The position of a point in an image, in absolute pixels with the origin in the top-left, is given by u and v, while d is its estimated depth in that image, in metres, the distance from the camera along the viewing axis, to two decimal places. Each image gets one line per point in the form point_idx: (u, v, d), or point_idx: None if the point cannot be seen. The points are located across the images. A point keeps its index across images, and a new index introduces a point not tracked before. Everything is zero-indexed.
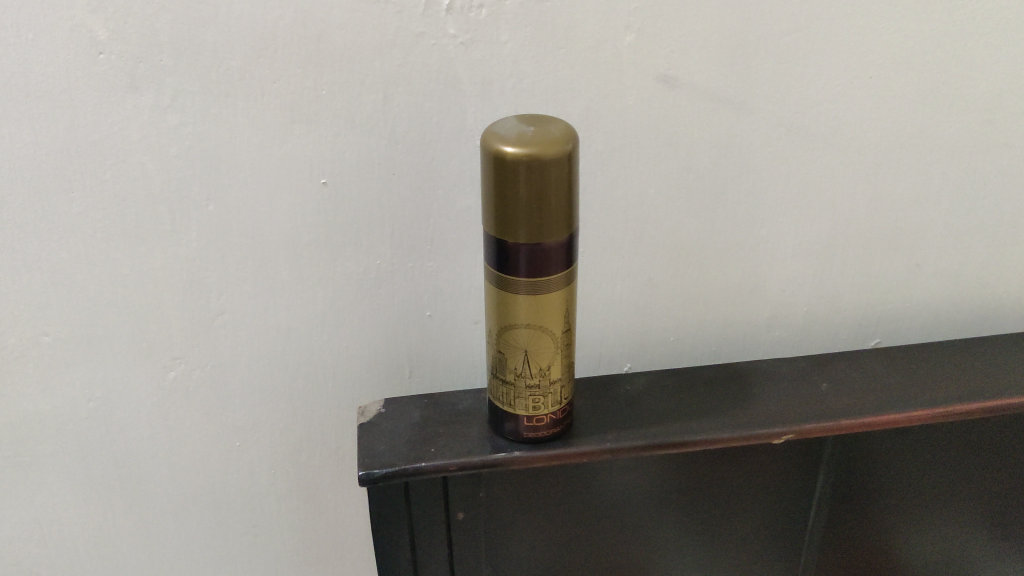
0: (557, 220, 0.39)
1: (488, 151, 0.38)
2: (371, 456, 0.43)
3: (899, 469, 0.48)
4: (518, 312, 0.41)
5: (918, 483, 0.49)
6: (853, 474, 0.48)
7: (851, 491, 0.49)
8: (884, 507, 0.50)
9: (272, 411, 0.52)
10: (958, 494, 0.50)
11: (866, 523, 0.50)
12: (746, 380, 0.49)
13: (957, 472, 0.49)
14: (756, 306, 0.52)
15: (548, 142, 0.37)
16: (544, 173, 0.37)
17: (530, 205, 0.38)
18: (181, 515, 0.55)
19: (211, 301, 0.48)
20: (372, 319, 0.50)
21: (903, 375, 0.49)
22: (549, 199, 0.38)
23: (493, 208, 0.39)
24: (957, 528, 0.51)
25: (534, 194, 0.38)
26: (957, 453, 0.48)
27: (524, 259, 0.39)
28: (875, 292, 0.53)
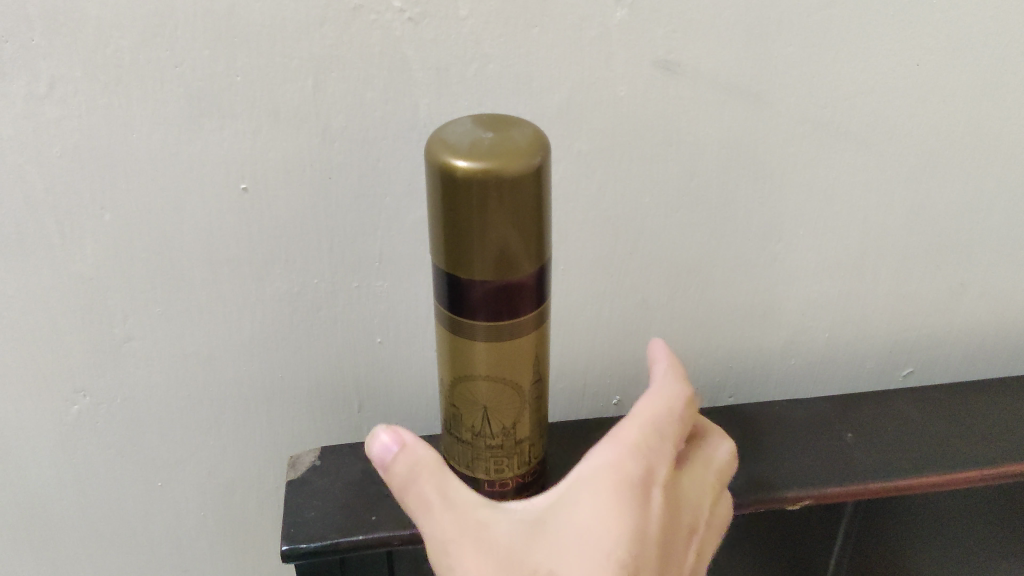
0: (524, 253, 0.30)
1: (433, 163, 0.29)
2: (299, 524, 0.36)
3: (934, 533, 0.41)
4: (476, 361, 0.33)
5: (953, 548, 0.42)
6: (876, 541, 0.41)
7: (876, 555, 0.41)
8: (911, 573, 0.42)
9: (197, 448, 0.44)
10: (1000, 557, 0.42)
11: None
12: (755, 428, 0.41)
13: (1001, 534, 0.41)
14: (769, 331, 0.44)
15: (509, 154, 0.28)
16: (505, 195, 0.28)
17: (487, 235, 0.29)
18: (99, 559, 0.48)
19: (116, 325, 0.40)
20: (311, 346, 0.42)
21: (941, 423, 0.41)
22: (511, 226, 0.29)
23: (443, 235, 0.30)
24: None
25: (493, 221, 0.29)
26: (1003, 515, 0.41)
27: (481, 300, 0.31)
28: (911, 316, 0.45)
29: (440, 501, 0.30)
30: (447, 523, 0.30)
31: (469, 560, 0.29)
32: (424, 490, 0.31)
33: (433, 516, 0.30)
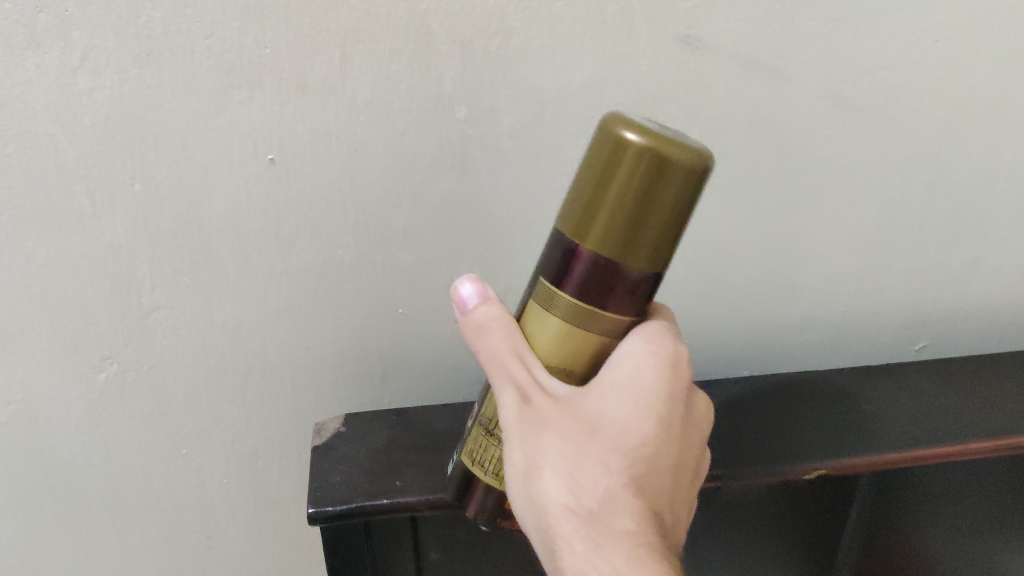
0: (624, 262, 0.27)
1: (607, 128, 0.26)
2: (324, 490, 0.36)
3: (949, 503, 0.42)
4: (552, 348, 0.29)
5: (965, 517, 0.42)
6: (890, 512, 0.41)
7: (891, 527, 0.42)
8: (925, 543, 0.43)
9: (222, 416, 0.45)
10: (1012, 528, 0.43)
11: (906, 559, 0.44)
12: (769, 399, 0.42)
13: (1013, 505, 0.42)
14: (785, 307, 0.45)
15: (679, 143, 0.25)
16: (647, 179, 0.26)
17: (614, 214, 0.26)
18: (124, 526, 0.49)
19: (144, 295, 0.41)
20: (335, 316, 0.42)
21: (954, 395, 0.42)
22: (640, 216, 0.26)
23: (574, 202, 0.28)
24: (1006, 561, 0.45)
25: (627, 202, 0.26)
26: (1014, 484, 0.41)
27: (579, 280, 0.28)
28: (925, 292, 0.45)
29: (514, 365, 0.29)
30: (514, 374, 0.29)
31: (530, 407, 0.29)
32: (496, 347, 0.30)
33: (488, 343, 0.30)
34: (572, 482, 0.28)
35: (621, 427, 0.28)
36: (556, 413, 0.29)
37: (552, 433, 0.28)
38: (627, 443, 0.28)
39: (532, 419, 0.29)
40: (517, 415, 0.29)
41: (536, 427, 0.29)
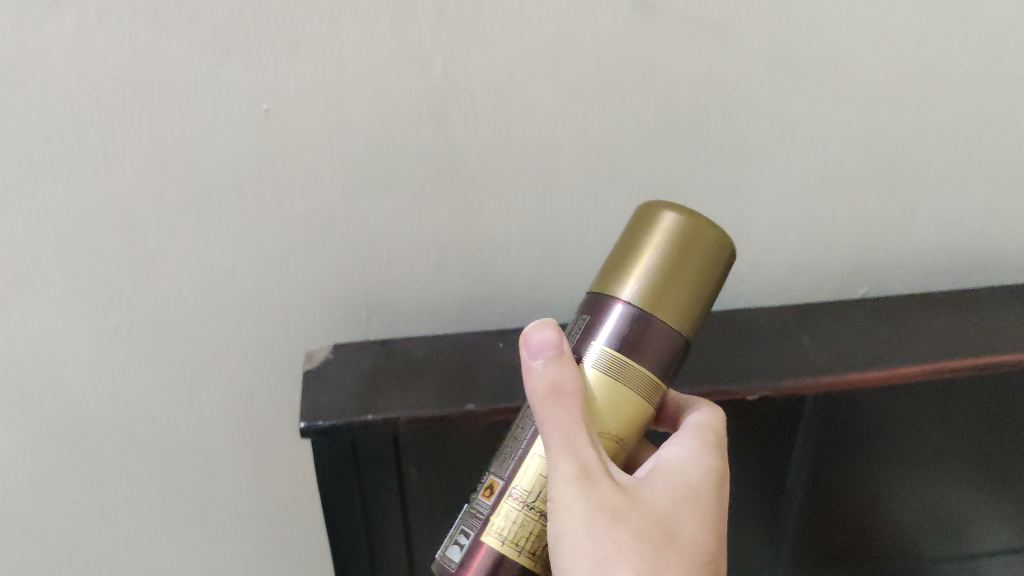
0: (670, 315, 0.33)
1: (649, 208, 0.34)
2: (314, 407, 0.40)
3: (883, 418, 0.46)
4: (600, 408, 0.32)
5: (898, 431, 0.47)
6: (826, 428, 0.46)
7: (831, 441, 0.47)
8: (863, 455, 0.48)
9: (221, 356, 0.49)
10: (941, 439, 0.48)
11: (846, 469, 0.48)
12: (721, 333, 0.46)
13: (940, 417, 0.47)
14: (737, 254, 0.48)
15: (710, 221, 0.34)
16: (684, 238, 0.33)
17: (656, 263, 0.33)
18: (130, 465, 0.52)
19: (150, 240, 0.45)
20: (324, 260, 0.46)
21: (890, 329, 0.46)
22: (676, 266, 0.33)
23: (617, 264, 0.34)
24: (937, 471, 0.50)
25: (665, 253, 0.33)
26: (941, 400, 0.46)
27: (624, 324, 0.33)
28: (867, 240, 0.49)
29: (587, 444, 0.31)
30: (589, 451, 0.31)
31: (603, 492, 0.30)
32: (562, 419, 0.31)
33: (552, 412, 0.31)
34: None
35: (680, 540, 0.32)
36: (626, 506, 0.31)
37: (625, 524, 0.30)
38: (682, 548, 0.31)
39: (606, 504, 0.30)
40: (575, 502, 0.30)
41: (611, 515, 0.30)
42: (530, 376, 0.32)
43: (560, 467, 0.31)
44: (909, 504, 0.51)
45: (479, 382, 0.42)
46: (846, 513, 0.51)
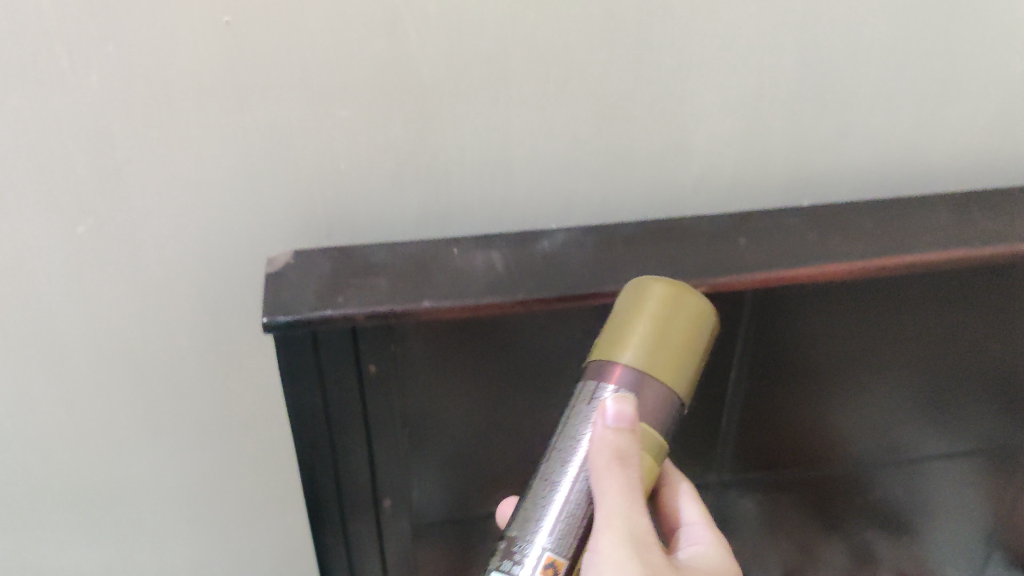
0: (667, 370, 0.37)
1: (642, 284, 0.39)
2: (276, 304, 0.42)
3: (820, 318, 0.49)
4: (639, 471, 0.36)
5: (835, 331, 0.50)
6: (761, 326, 0.49)
7: (771, 338, 0.50)
8: (802, 355, 0.51)
9: (187, 269, 0.49)
10: (876, 342, 0.51)
11: (786, 368, 0.51)
12: (665, 235, 0.48)
13: (873, 318, 0.50)
14: (681, 165, 0.51)
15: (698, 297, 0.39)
16: (679, 309, 0.38)
17: (656, 329, 0.37)
18: (100, 378, 0.53)
19: (117, 150, 0.44)
20: (285, 173, 0.47)
21: (822, 231, 0.48)
22: (674, 334, 0.37)
23: (617, 332, 0.38)
24: (873, 375, 0.53)
25: (663, 322, 0.37)
26: (875, 300, 0.49)
27: (631, 386, 0.37)
28: (804, 152, 0.51)
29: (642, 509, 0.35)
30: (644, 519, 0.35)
31: (654, 555, 0.35)
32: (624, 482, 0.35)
33: (611, 475, 0.35)
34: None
35: None
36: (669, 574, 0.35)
37: None
38: None
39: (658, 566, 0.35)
40: (619, 555, 0.34)
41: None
42: (597, 438, 0.36)
43: (609, 524, 0.35)
44: (846, 411, 0.55)
45: (434, 280, 0.44)
46: (786, 416, 0.54)
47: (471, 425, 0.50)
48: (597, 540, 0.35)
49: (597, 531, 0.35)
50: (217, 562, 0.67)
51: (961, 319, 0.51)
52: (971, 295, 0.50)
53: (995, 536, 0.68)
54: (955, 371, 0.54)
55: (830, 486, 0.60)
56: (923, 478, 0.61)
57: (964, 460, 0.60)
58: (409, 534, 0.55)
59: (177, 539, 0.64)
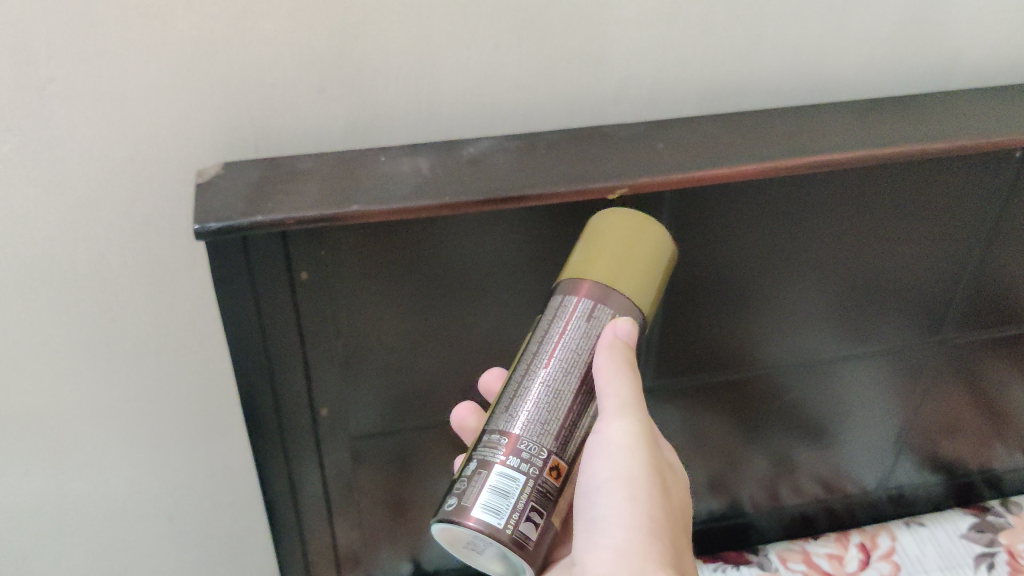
0: (631, 288, 0.42)
1: (608, 214, 0.44)
2: (208, 212, 0.43)
3: (735, 220, 0.52)
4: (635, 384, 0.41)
5: (748, 233, 0.53)
6: (677, 229, 0.51)
7: (689, 239, 0.52)
8: (719, 256, 0.54)
9: (115, 188, 0.49)
10: (787, 244, 0.55)
11: (704, 270, 0.54)
12: (586, 142, 0.50)
13: (783, 218, 0.53)
14: (601, 75, 0.52)
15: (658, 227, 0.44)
16: (641, 234, 0.43)
17: (619, 249, 0.42)
18: (31, 302, 0.53)
19: (38, 66, 0.44)
20: (211, 88, 0.47)
21: (732, 135, 0.51)
22: (636, 254, 0.42)
23: (584, 256, 0.43)
24: (785, 277, 0.57)
25: (625, 246, 0.42)
26: (784, 201, 0.52)
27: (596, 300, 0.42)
28: (719, 62, 0.53)
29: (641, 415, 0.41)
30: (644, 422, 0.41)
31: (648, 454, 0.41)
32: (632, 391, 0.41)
33: (623, 378, 0.40)
34: (642, 510, 0.39)
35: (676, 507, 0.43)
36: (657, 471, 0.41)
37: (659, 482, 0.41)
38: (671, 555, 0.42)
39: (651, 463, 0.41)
40: (627, 445, 0.40)
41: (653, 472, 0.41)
42: (603, 347, 0.41)
43: (621, 418, 0.40)
44: (758, 312, 0.58)
45: (362, 185, 0.45)
46: (702, 320, 0.57)
47: (405, 334, 0.51)
48: (604, 428, 0.41)
49: (605, 422, 0.41)
50: (157, 487, 0.68)
51: (863, 218, 0.55)
52: (868, 192, 0.53)
53: (903, 439, 0.73)
54: (856, 271, 0.58)
55: (750, 390, 0.64)
56: (834, 380, 0.66)
57: (870, 361, 0.65)
58: (346, 450, 0.56)
59: (115, 463, 0.64)
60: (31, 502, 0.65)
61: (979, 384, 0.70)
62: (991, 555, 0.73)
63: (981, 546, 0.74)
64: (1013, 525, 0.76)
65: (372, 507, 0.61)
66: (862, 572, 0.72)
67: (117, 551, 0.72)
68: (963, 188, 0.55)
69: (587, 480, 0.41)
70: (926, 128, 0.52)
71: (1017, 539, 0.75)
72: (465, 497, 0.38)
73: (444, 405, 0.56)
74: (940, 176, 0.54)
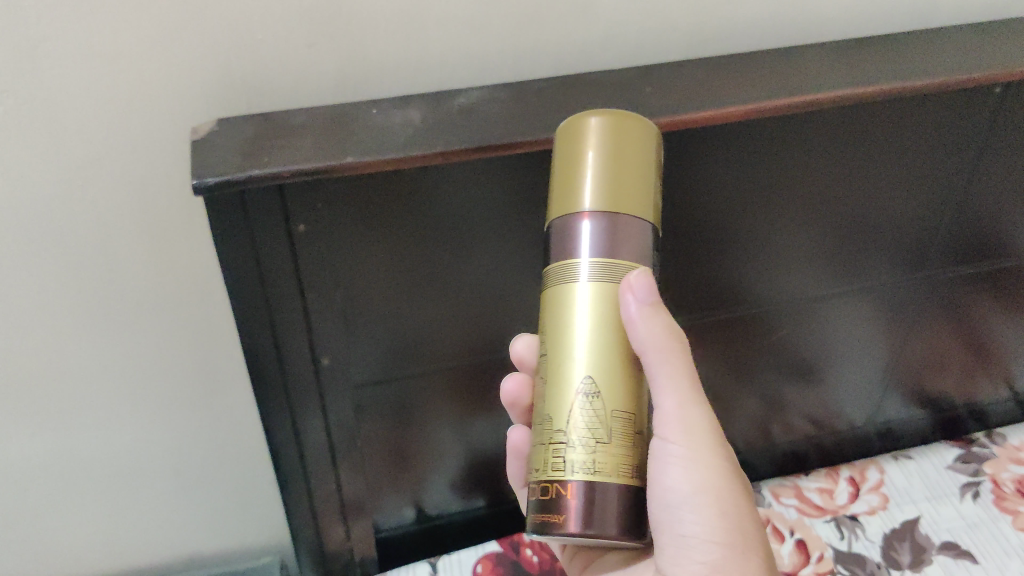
0: (630, 204, 0.38)
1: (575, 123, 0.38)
2: (205, 167, 0.43)
3: (723, 160, 0.53)
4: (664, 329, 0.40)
5: (735, 172, 0.54)
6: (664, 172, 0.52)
7: (677, 181, 0.53)
8: (706, 198, 0.55)
9: (110, 148, 0.50)
10: (773, 184, 0.56)
11: (692, 212, 0.55)
12: (574, 89, 0.51)
13: (769, 158, 0.54)
14: (588, 23, 0.53)
15: (633, 118, 0.38)
16: (623, 145, 0.37)
17: (607, 174, 0.37)
18: (31, 263, 0.54)
19: (30, 26, 0.44)
20: (202, 45, 0.47)
21: (719, 78, 0.52)
22: (624, 169, 0.37)
23: (569, 187, 0.38)
24: (773, 216, 0.58)
25: (610, 165, 0.37)
26: (769, 141, 0.53)
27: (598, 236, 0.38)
28: (703, 6, 0.54)
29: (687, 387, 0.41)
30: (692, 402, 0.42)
31: (700, 431, 0.42)
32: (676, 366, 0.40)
33: (675, 363, 0.40)
34: (725, 509, 0.43)
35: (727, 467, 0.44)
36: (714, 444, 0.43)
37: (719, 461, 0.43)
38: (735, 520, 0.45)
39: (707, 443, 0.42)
40: (698, 445, 0.42)
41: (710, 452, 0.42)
42: (646, 318, 0.38)
43: (691, 414, 0.42)
44: (744, 253, 0.59)
45: (355, 138, 0.46)
46: (690, 260, 0.59)
47: (401, 282, 0.52)
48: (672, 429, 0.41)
49: (670, 419, 0.41)
50: (161, 443, 0.69)
51: (847, 157, 0.56)
52: (850, 131, 0.54)
53: (890, 375, 0.75)
54: (840, 210, 0.59)
55: (738, 329, 0.65)
56: (822, 318, 0.67)
57: (857, 297, 0.66)
58: (349, 400, 0.58)
59: (121, 423, 0.66)
60: (40, 460, 0.66)
61: (962, 319, 0.72)
62: (976, 484, 0.76)
63: (967, 476, 0.77)
64: (998, 454, 0.79)
65: (374, 455, 0.63)
66: (853, 505, 0.75)
67: (128, 507, 0.74)
68: (944, 126, 0.56)
69: (663, 494, 0.41)
70: (907, 67, 0.53)
71: (1001, 468, 0.77)
72: (609, 512, 0.36)
73: (441, 353, 0.57)
74: (921, 114, 0.55)
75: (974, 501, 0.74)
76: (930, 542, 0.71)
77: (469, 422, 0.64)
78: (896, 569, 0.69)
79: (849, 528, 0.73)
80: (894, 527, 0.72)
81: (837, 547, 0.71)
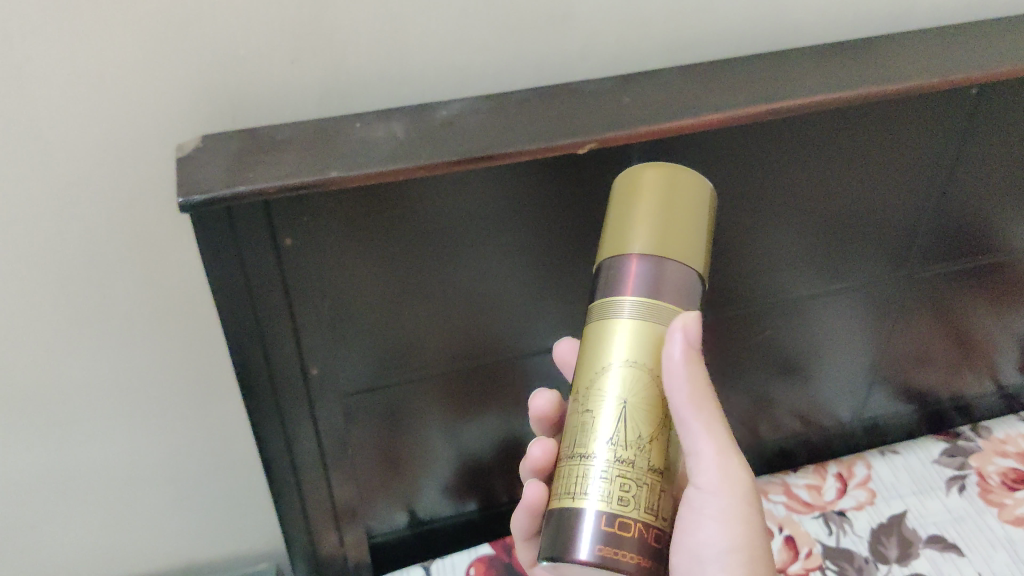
0: (677, 248, 0.40)
1: (634, 175, 0.42)
2: (190, 184, 0.44)
3: (702, 165, 0.54)
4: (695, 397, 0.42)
5: (716, 177, 0.55)
6: None
7: None
8: None
9: (99, 166, 0.50)
10: (753, 188, 0.56)
11: None
12: (556, 100, 0.52)
13: (749, 164, 0.55)
14: (567, 34, 0.53)
15: (689, 175, 0.41)
16: (675, 195, 0.40)
17: (657, 217, 0.40)
18: (22, 279, 0.54)
19: (14, 48, 0.45)
20: (184, 63, 0.47)
21: (697, 86, 0.53)
22: (671, 214, 0.40)
23: (620, 232, 0.41)
24: (753, 219, 0.58)
25: (661, 210, 0.40)
26: (747, 147, 0.54)
27: (645, 272, 0.40)
28: (680, 15, 0.55)
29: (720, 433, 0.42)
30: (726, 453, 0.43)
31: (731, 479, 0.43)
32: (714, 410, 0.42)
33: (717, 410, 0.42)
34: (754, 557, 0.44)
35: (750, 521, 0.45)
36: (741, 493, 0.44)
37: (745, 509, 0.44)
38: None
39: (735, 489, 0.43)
40: (735, 502, 0.43)
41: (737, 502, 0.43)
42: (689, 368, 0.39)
43: (728, 467, 0.43)
44: (728, 255, 0.60)
45: (340, 151, 0.47)
46: None
47: (387, 292, 0.53)
48: (709, 480, 0.43)
49: (707, 476, 0.42)
50: (155, 453, 0.69)
51: (826, 159, 0.56)
52: (829, 133, 0.55)
53: (877, 371, 0.76)
54: (822, 211, 0.60)
55: (725, 329, 0.66)
56: (807, 318, 0.68)
57: (841, 297, 0.67)
58: (339, 408, 0.58)
59: (115, 434, 0.66)
60: (35, 472, 0.67)
61: (947, 316, 0.72)
62: (962, 477, 0.77)
63: (953, 469, 0.78)
64: (983, 448, 0.80)
65: (366, 461, 0.63)
66: (840, 501, 0.76)
67: (124, 516, 0.75)
68: (922, 127, 0.57)
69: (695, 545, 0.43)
70: (883, 70, 0.53)
71: (986, 462, 0.78)
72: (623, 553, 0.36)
73: (431, 360, 0.58)
74: (900, 115, 0.56)
75: (960, 495, 0.75)
76: (916, 535, 0.72)
77: (460, 428, 0.65)
78: (883, 563, 0.70)
79: (837, 523, 0.73)
80: (881, 521, 0.73)
81: (825, 542, 0.72)
